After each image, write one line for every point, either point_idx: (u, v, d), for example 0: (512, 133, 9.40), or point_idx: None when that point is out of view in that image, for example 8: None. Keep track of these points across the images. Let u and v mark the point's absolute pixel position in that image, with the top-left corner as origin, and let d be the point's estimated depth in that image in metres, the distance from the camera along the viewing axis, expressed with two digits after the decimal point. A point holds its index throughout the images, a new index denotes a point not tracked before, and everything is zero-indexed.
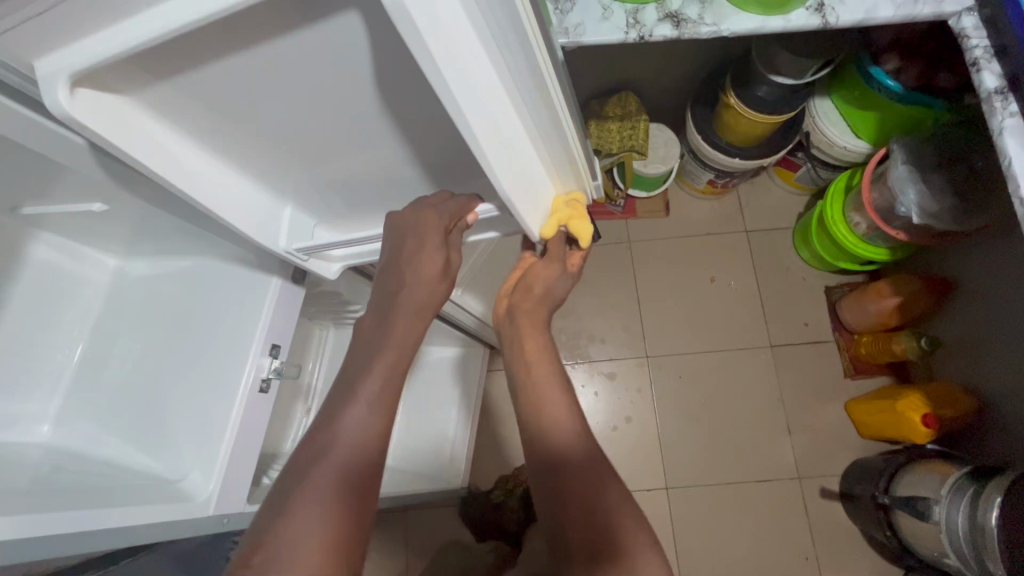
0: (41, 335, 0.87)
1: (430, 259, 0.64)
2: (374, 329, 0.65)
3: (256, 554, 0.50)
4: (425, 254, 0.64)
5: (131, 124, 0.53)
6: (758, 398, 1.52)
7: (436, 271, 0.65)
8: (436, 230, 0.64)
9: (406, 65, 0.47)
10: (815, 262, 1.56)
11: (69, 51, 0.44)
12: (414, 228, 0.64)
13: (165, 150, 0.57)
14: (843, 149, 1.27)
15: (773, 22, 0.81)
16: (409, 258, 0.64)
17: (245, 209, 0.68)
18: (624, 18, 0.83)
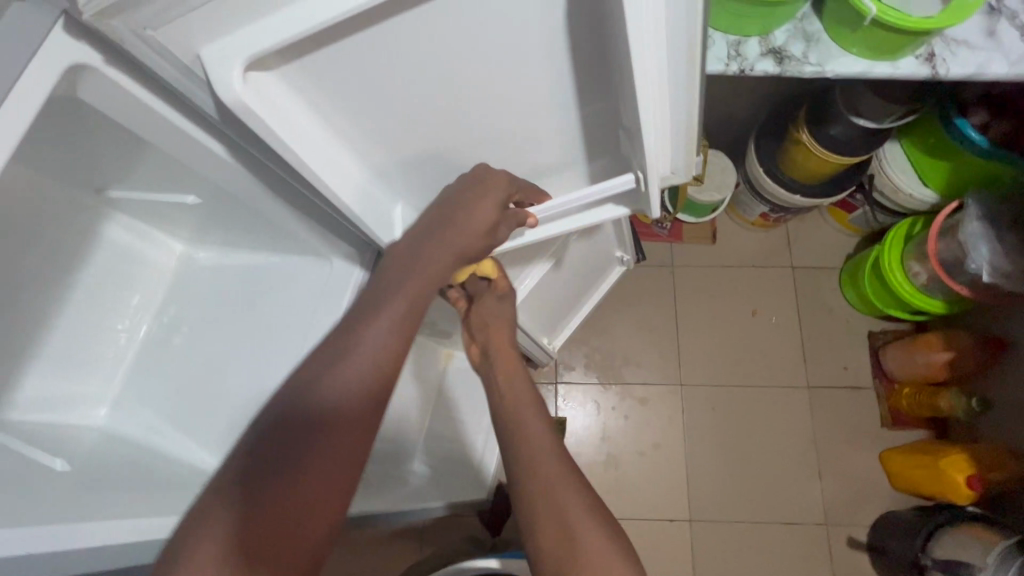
0: (96, 317, 0.80)
1: (485, 210, 0.63)
2: (404, 259, 0.63)
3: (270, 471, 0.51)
4: (481, 203, 0.63)
5: (275, 102, 0.53)
6: (792, 438, 1.49)
7: (486, 225, 0.64)
8: (501, 188, 0.65)
9: (589, 28, 0.48)
10: (860, 304, 1.53)
11: (239, 34, 0.44)
12: (481, 182, 0.64)
13: (298, 134, 0.56)
14: (909, 196, 1.24)
15: (880, 67, 0.79)
16: (465, 204, 0.63)
17: (354, 194, 0.64)
18: (725, 50, 0.81)
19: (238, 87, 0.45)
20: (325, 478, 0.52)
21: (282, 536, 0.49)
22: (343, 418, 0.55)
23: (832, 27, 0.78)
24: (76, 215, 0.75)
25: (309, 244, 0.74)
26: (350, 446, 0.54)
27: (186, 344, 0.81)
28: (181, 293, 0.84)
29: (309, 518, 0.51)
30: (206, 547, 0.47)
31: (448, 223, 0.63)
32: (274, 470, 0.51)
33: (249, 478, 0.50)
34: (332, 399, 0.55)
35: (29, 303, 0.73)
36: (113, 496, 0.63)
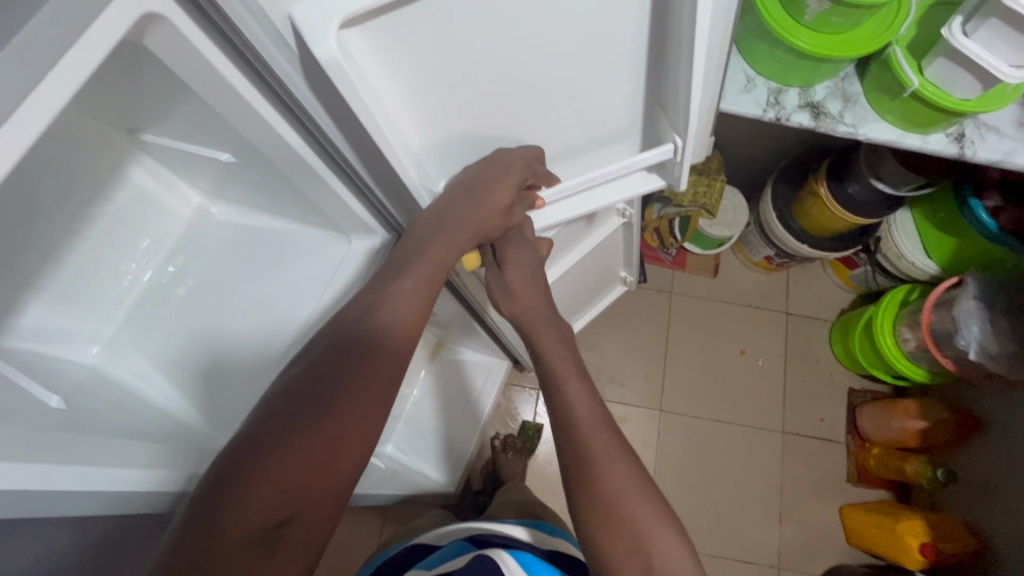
0: (109, 255, 0.78)
1: (503, 187, 0.64)
2: (417, 245, 0.64)
3: (298, 410, 0.52)
4: (501, 184, 0.64)
5: (364, 75, 0.51)
6: (759, 479, 1.52)
7: (499, 208, 0.66)
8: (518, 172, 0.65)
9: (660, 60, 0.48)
10: (846, 361, 1.56)
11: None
12: (500, 164, 0.64)
13: (378, 105, 0.54)
14: (910, 263, 1.28)
15: (911, 139, 0.80)
16: (484, 184, 0.64)
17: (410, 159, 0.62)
18: (766, 95, 0.82)
19: (334, 46, 0.44)
20: (366, 415, 0.54)
21: (324, 464, 0.51)
22: (377, 370, 0.56)
23: (871, 92, 0.80)
24: (97, 149, 0.70)
25: (330, 222, 0.75)
26: (387, 387, 0.57)
27: (192, 295, 0.80)
28: (193, 246, 0.83)
29: (349, 452, 0.53)
30: (256, 468, 0.49)
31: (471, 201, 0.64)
32: (324, 399, 0.53)
33: (301, 405, 0.52)
34: (378, 346, 0.58)
35: (40, 230, 0.69)
36: (102, 429, 0.63)
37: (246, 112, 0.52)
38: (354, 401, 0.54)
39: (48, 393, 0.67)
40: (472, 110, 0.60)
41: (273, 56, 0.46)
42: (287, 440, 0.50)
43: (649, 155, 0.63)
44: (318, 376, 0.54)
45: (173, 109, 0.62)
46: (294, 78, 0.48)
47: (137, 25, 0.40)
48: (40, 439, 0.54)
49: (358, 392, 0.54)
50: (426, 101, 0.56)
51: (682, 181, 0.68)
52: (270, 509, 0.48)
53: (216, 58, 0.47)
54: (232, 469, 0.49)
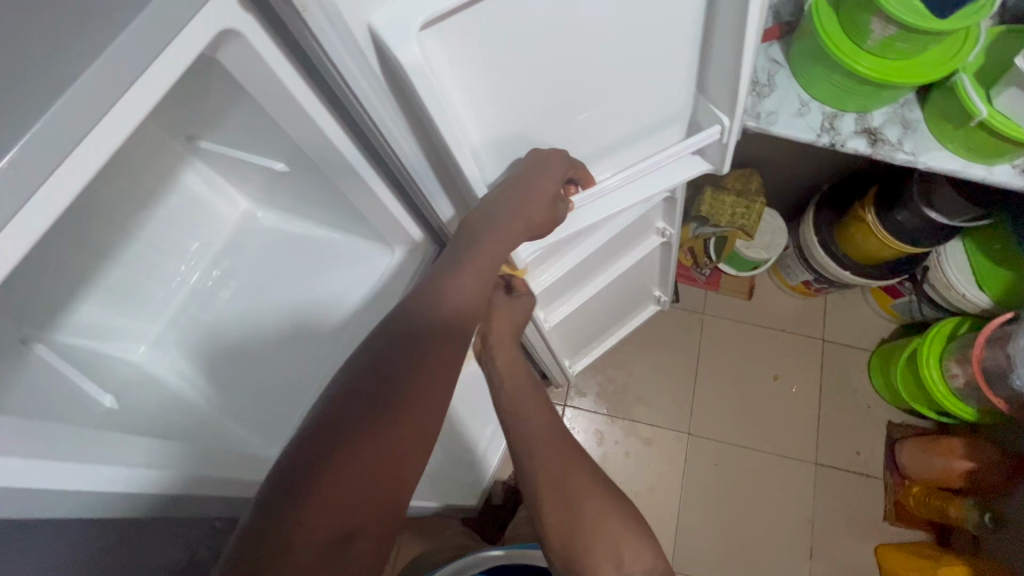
0: (159, 256, 0.79)
1: (544, 183, 0.59)
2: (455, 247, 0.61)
3: (363, 413, 0.49)
4: (544, 176, 0.60)
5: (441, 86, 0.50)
6: (790, 512, 1.46)
7: (549, 196, 0.60)
8: (557, 175, 0.61)
9: None
10: (885, 392, 1.50)
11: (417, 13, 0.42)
12: (540, 165, 0.61)
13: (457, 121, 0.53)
14: (961, 295, 1.23)
15: (975, 168, 0.76)
16: (522, 185, 0.60)
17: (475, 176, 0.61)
18: (820, 119, 0.80)
19: (419, 50, 0.43)
20: (422, 420, 0.52)
21: (384, 473, 0.48)
22: (435, 372, 0.54)
23: (933, 120, 0.77)
24: (154, 153, 0.72)
25: (374, 232, 0.75)
26: (441, 390, 0.54)
27: (235, 299, 0.81)
28: (238, 249, 0.83)
29: (407, 464, 0.50)
30: (316, 487, 0.45)
31: (512, 195, 0.59)
32: (378, 406, 0.50)
33: (358, 411, 0.49)
34: (429, 351, 0.55)
35: (95, 229, 0.71)
36: (142, 430, 0.64)
37: (306, 126, 0.53)
38: (411, 407, 0.51)
39: (100, 392, 0.68)
40: (525, 127, 0.60)
41: (351, 70, 0.44)
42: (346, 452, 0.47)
43: (697, 139, 0.62)
44: (378, 375, 0.52)
45: (230, 115, 0.63)
46: (366, 92, 0.47)
47: (211, 40, 0.41)
48: (84, 442, 0.54)
49: (414, 396, 0.52)
50: (486, 116, 0.56)
51: (725, 163, 0.66)
52: (333, 522, 0.44)
53: (284, 71, 0.47)
54: (291, 477, 0.45)
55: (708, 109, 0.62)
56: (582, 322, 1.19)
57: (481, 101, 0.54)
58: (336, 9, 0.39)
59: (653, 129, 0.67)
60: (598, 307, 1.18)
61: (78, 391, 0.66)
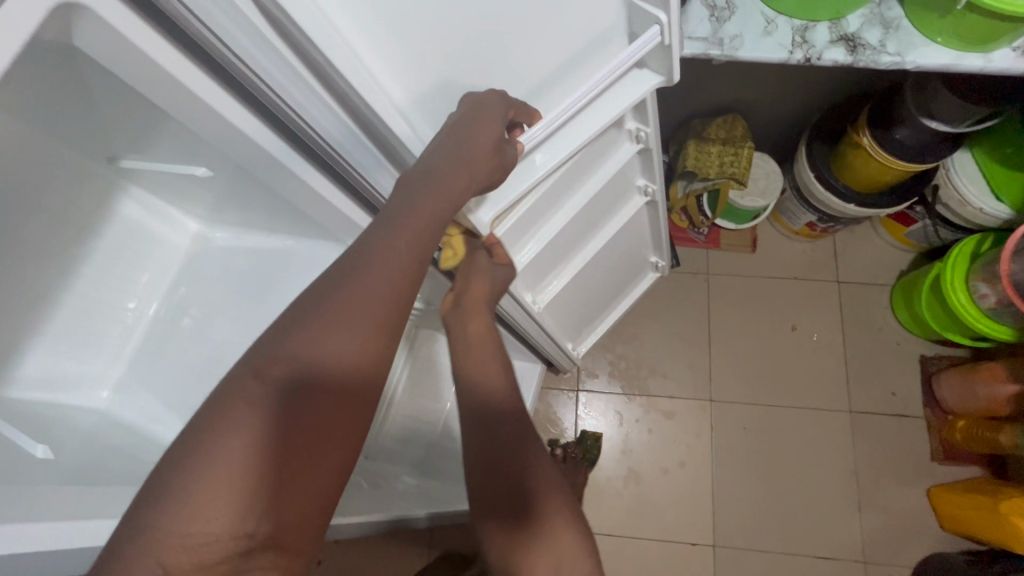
0: (105, 292, 0.74)
1: (482, 133, 0.52)
2: None
3: (274, 402, 0.43)
4: (481, 126, 0.52)
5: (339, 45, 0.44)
6: (830, 467, 1.38)
7: (489, 150, 0.54)
8: (494, 118, 0.54)
9: None
10: (912, 325, 1.42)
11: None
12: (474, 112, 0.54)
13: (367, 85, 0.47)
14: (978, 210, 1.14)
15: (970, 60, 0.69)
16: (458, 139, 0.53)
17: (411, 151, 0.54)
18: (790, 35, 0.72)
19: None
20: (339, 405, 0.45)
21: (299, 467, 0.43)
22: (362, 345, 0.47)
23: (915, 14, 0.70)
24: (79, 184, 0.67)
25: (325, 232, 0.69)
26: (353, 382, 0.46)
27: (197, 329, 0.76)
28: (194, 275, 0.78)
29: (330, 456, 0.44)
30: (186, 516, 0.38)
31: (450, 154, 0.53)
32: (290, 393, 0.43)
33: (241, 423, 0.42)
34: (326, 335, 0.45)
35: (34, 275, 0.66)
36: (106, 486, 0.58)
37: (210, 119, 0.47)
38: (319, 393, 0.44)
39: (32, 442, 0.62)
40: (455, 72, 0.53)
41: (220, 29, 0.39)
42: (221, 468, 0.40)
43: (635, 49, 0.53)
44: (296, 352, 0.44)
45: (136, 124, 0.57)
46: (248, 55, 0.42)
47: (50, 21, 0.35)
48: (29, 501, 0.49)
49: (317, 394, 0.44)
50: (400, 66, 0.51)
51: (671, 69, 0.61)
52: (237, 528, 0.39)
53: (163, 58, 0.40)
54: (181, 479, 0.39)
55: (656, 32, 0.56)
56: (577, 299, 1.12)
57: (391, 48, 0.49)
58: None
59: None
60: (591, 283, 1.12)
61: (13, 444, 0.59)
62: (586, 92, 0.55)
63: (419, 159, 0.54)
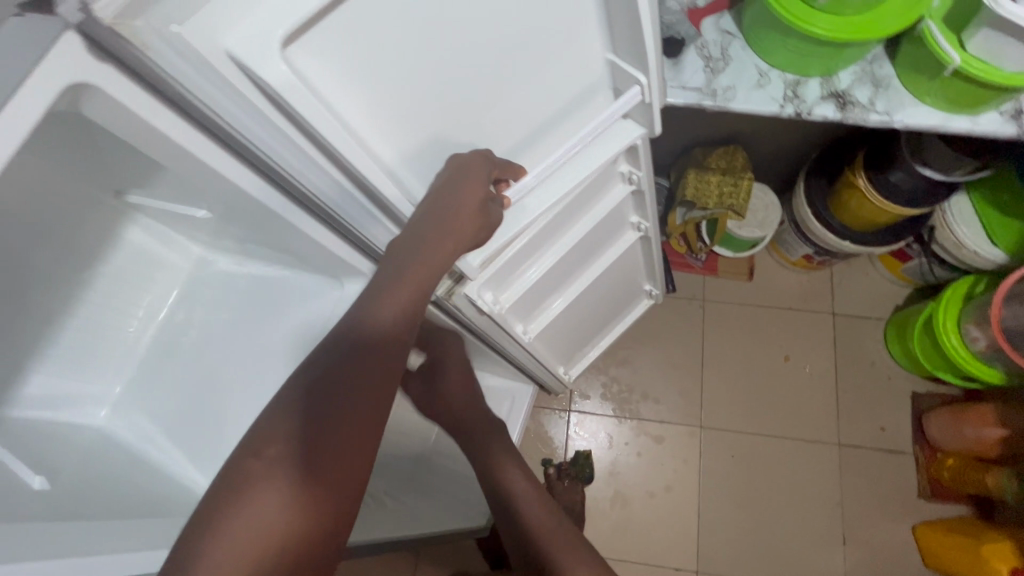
0: (107, 315, 0.78)
1: (470, 193, 0.56)
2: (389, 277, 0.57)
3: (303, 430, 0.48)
4: (471, 183, 0.56)
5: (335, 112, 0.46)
6: (817, 498, 1.39)
7: (476, 206, 0.57)
8: (481, 174, 0.58)
9: None
10: (905, 361, 1.42)
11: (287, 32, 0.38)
12: (461, 170, 0.57)
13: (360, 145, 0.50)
14: (973, 253, 1.15)
15: (958, 121, 0.71)
16: (448, 196, 0.56)
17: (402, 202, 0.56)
18: (782, 89, 0.74)
19: (287, 67, 0.39)
20: (356, 431, 0.51)
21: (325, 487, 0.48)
22: (375, 375, 0.53)
23: (905, 74, 0.71)
24: (85, 213, 0.69)
25: (320, 267, 0.71)
26: (369, 411, 0.52)
27: (194, 352, 0.78)
28: (194, 298, 0.81)
29: (349, 477, 0.50)
30: (224, 527, 0.44)
31: (438, 216, 0.56)
32: (316, 420, 0.49)
33: (270, 437, 0.48)
34: (348, 368, 0.52)
35: (37, 296, 0.70)
36: (103, 511, 0.60)
37: (209, 172, 0.49)
38: (340, 420, 0.50)
39: (29, 474, 0.63)
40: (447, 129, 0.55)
41: (219, 101, 0.42)
42: (261, 491, 0.45)
43: (622, 103, 0.61)
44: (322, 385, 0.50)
45: (139, 166, 0.59)
46: (245, 122, 0.44)
47: (63, 96, 0.37)
48: (23, 527, 0.51)
49: (338, 425, 0.50)
50: (391, 128, 0.52)
51: (654, 123, 0.67)
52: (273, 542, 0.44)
53: (165, 125, 0.43)
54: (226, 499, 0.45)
55: None
56: (569, 327, 1.14)
57: (382, 113, 0.50)
58: (180, 39, 0.36)
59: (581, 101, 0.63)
60: (584, 311, 1.14)
61: (8, 475, 0.61)
62: (577, 143, 0.60)
63: (411, 222, 0.57)
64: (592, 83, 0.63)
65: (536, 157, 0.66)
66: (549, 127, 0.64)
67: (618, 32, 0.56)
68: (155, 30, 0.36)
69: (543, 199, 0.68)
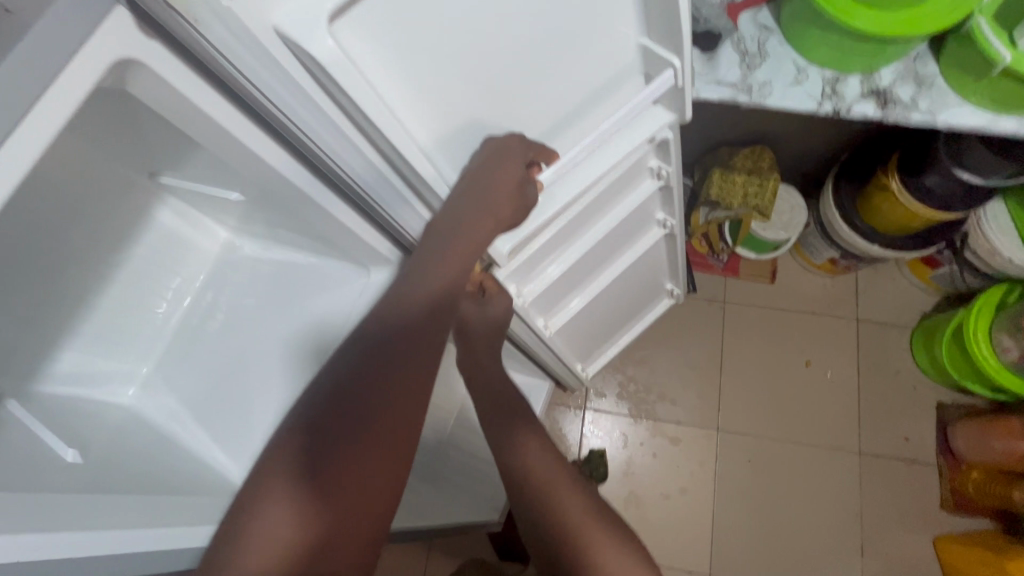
0: (137, 295, 0.79)
1: (506, 175, 0.57)
2: (417, 264, 0.57)
3: (347, 403, 0.48)
4: (508, 164, 0.57)
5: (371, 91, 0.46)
6: (837, 506, 1.37)
7: (513, 188, 0.58)
8: (516, 159, 0.58)
9: None
10: (931, 370, 1.39)
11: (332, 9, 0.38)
12: (499, 154, 0.57)
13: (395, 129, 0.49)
14: (1007, 261, 1.12)
15: (1003, 123, 0.69)
16: (484, 180, 0.57)
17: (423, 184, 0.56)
18: (820, 85, 0.72)
19: (333, 44, 0.39)
20: (397, 408, 0.50)
21: (370, 460, 0.48)
22: (414, 344, 0.54)
23: (950, 72, 0.69)
24: (119, 192, 0.70)
25: (347, 254, 0.71)
26: (411, 384, 0.52)
27: (220, 334, 0.79)
28: (221, 282, 0.82)
29: (388, 457, 0.49)
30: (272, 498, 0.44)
31: (476, 201, 0.57)
32: (359, 397, 0.49)
33: (296, 437, 0.47)
34: (391, 335, 0.53)
35: (71, 275, 0.71)
36: (131, 486, 0.61)
37: (246, 153, 0.49)
38: (382, 396, 0.50)
39: (62, 445, 0.65)
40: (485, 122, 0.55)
41: (263, 82, 0.42)
42: (305, 462, 0.46)
43: (653, 89, 0.58)
44: (364, 363, 0.51)
45: (173, 146, 0.60)
46: (286, 103, 0.44)
47: (110, 71, 0.37)
48: (53, 497, 0.52)
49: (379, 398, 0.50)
50: (428, 114, 0.51)
51: (686, 108, 0.64)
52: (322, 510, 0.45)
53: (207, 105, 0.43)
54: (276, 467, 0.46)
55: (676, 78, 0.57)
56: (589, 324, 1.14)
57: (420, 98, 0.50)
58: (231, 13, 0.36)
59: (616, 91, 0.63)
60: (605, 309, 1.13)
61: (41, 448, 0.62)
62: (605, 131, 0.58)
63: (445, 206, 0.58)
64: (624, 67, 0.61)
65: (568, 145, 0.66)
66: (582, 118, 0.63)
67: (659, 22, 0.55)
68: (207, 5, 0.35)
69: (573, 188, 0.67)
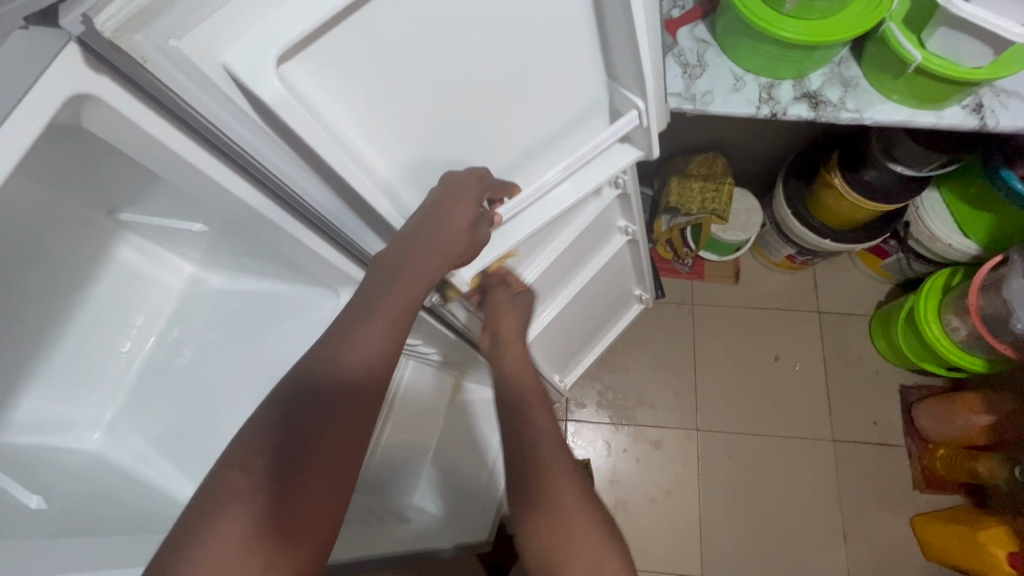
0: (99, 336, 0.77)
1: (463, 211, 0.58)
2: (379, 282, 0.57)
3: (289, 438, 0.47)
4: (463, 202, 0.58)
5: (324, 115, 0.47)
6: (815, 497, 1.40)
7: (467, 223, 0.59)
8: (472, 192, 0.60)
9: None
10: (891, 355, 1.46)
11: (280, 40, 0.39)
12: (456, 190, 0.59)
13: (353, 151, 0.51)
14: (947, 246, 1.20)
15: (924, 116, 0.75)
16: (441, 211, 0.58)
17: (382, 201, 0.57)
18: (757, 92, 0.77)
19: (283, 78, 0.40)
20: (343, 441, 0.49)
21: (314, 496, 0.46)
22: (359, 374, 0.51)
23: (871, 73, 0.75)
24: (76, 232, 0.69)
25: (315, 278, 0.71)
26: (355, 413, 0.50)
27: (189, 370, 0.78)
28: (187, 317, 0.81)
29: (336, 491, 0.48)
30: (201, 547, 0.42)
31: (431, 231, 0.57)
32: (300, 433, 0.47)
33: (245, 456, 0.46)
34: (336, 365, 0.51)
35: (29, 319, 0.69)
36: (99, 528, 0.59)
37: (205, 182, 0.50)
38: (324, 431, 0.48)
39: (28, 494, 0.63)
40: (443, 139, 0.57)
41: (216, 113, 0.43)
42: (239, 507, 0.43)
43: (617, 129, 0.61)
44: (307, 396, 0.49)
45: (131, 180, 0.60)
46: (240, 131, 0.45)
47: (65, 108, 0.38)
48: (18, 546, 0.50)
49: (322, 432, 0.48)
50: (386, 136, 0.53)
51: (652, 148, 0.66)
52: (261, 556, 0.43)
53: (164, 135, 0.44)
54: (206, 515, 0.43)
55: (620, 90, 0.61)
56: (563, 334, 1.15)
57: (376, 124, 0.51)
58: (179, 53, 0.38)
59: None
60: (577, 318, 1.15)
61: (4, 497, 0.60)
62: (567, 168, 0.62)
63: (399, 235, 0.58)
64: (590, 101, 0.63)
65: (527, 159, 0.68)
66: None
67: None
68: (157, 41, 0.37)
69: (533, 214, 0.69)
